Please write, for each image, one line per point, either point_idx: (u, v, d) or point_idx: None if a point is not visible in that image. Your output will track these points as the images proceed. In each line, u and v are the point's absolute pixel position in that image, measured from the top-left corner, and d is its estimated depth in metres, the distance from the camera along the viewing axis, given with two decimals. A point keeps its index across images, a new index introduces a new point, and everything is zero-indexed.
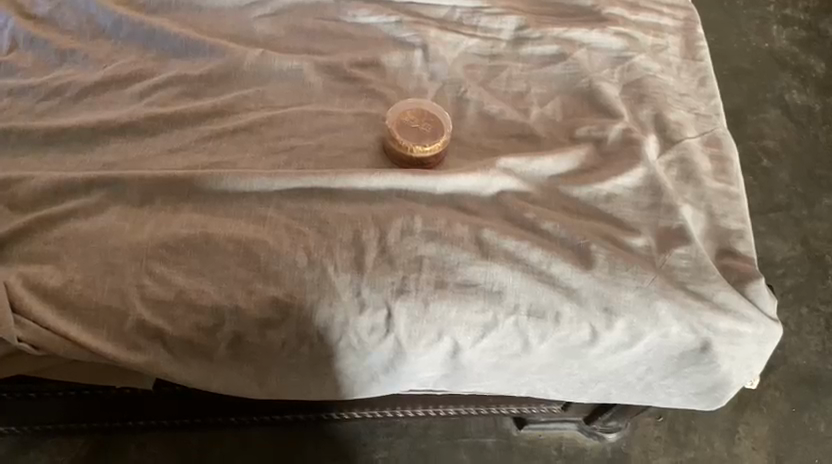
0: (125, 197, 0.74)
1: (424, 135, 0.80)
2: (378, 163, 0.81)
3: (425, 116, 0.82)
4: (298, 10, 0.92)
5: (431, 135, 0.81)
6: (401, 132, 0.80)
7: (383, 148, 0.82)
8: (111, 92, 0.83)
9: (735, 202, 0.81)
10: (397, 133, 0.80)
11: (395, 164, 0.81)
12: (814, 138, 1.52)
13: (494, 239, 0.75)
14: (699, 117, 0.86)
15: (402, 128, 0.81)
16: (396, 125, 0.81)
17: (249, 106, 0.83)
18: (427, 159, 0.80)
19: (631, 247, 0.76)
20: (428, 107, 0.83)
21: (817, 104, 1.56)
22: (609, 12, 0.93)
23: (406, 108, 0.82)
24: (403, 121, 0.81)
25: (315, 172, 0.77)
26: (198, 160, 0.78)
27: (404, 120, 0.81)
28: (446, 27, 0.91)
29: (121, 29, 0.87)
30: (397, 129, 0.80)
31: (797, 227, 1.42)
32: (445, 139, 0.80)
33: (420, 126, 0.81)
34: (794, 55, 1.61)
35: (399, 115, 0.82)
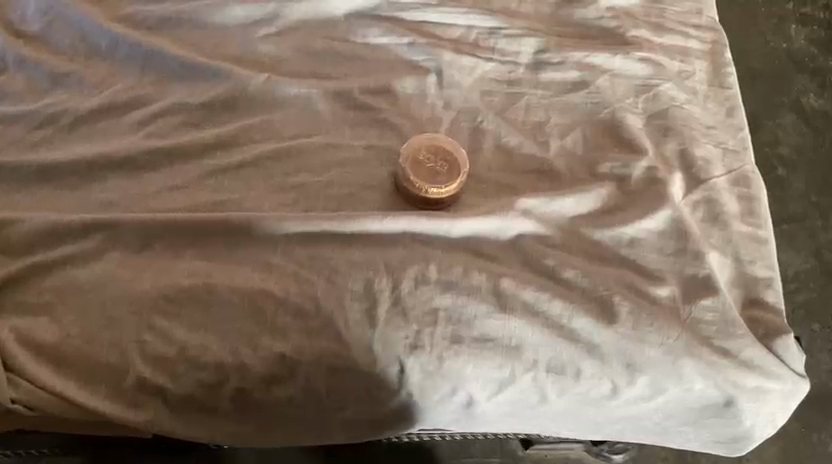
0: (123, 241, 0.70)
1: (440, 174, 0.77)
2: (391, 201, 0.77)
3: (441, 153, 0.78)
4: (306, 28, 0.86)
5: (447, 173, 0.77)
6: (416, 171, 0.76)
7: (395, 184, 0.78)
8: (107, 121, 0.78)
9: (763, 247, 0.77)
10: (411, 172, 0.76)
11: (408, 203, 0.77)
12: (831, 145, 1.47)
13: (513, 289, 0.71)
14: (727, 152, 0.82)
15: (416, 166, 0.77)
16: (410, 164, 0.77)
17: (255, 137, 0.79)
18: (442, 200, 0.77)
19: (656, 298, 0.72)
20: (443, 142, 0.78)
21: None
22: (634, 34, 0.88)
23: (420, 143, 0.78)
24: (417, 160, 0.77)
25: (326, 215, 0.73)
26: (201, 198, 0.74)
27: (418, 157, 0.77)
28: (462, 49, 0.86)
29: (117, 49, 0.82)
30: (411, 168, 0.77)
31: (811, 239, 1.38)
32: (461, 180, 0.77)
33: (436, 165, 0.77)
34: (812, 56, 1.54)
35: (413, 152, 0.78)
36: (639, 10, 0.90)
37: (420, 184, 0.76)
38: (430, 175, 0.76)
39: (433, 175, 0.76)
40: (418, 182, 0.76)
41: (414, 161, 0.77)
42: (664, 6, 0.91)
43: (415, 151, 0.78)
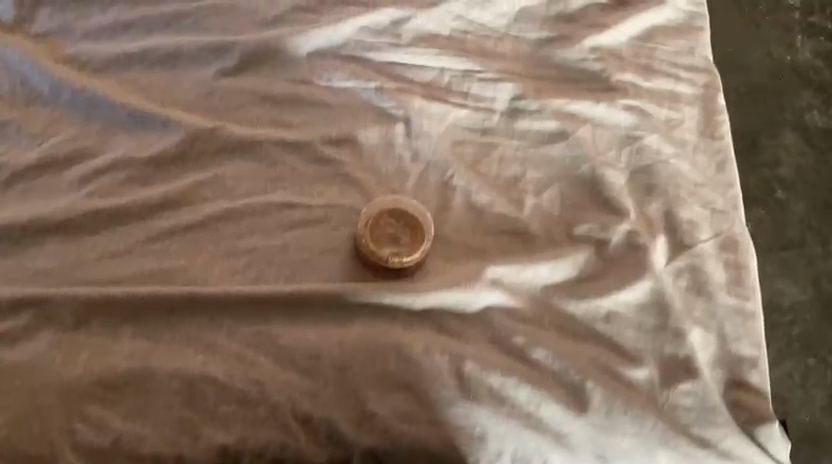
0: (57, 318, 0.65)
1: (402, 243, 0.71)
2: (350, 268, 0.71)
3: (405, 217, 0.72)
4: (266, 69, 0.80)
5: (410, 242, 0.71)
6: (377, 238, 0.71)
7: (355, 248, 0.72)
8: (46, 177, 0.72)
9: (751, 322, 0.72)
10: (371, 239, 0.71)
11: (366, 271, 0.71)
12: None
13: (477, 373, 0.66)
14: (715, 213, 0.76)
15: (376, 232, 0.71)
16: (371, 228, 0.71)
17: (206, 195, 0.73)
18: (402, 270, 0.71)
19: (633, 381, 0.68)
20: (408, 204, 0.73)
21: None
22: (620, 79, 0.81)
23: (384, 205, 0.72)
24: (380, 224, 0.72)
25: (276, 287, 0.67)
26: (144, 266, 0.69)
27: (380, 221, 0.72)
28: (433, 94, 0.80)
29: (60, 95, 0.76)
30: (372, 233, 0.71)
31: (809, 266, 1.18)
32: (423, 248, 0.71)
33: (399, 231, 0.72)
34: None
35: (375, 214, 0.72)
36: (627, 49, 0.84)
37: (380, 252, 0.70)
38: (392, 243, 0.71)
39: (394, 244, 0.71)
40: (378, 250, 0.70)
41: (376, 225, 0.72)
42: (654, 45, 0.84)
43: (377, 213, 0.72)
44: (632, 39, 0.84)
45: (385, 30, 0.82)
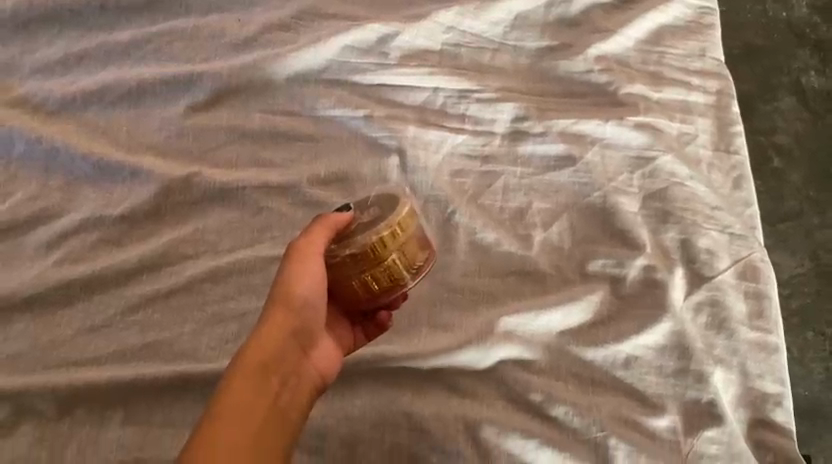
0: (37, 410, 0.60)
1: (386, 200, 0.62)
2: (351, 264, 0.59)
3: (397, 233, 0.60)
4: (243, 102, 0.73)
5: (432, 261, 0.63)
6: (401, 239, 0.60)
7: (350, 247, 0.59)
8: (6, 245, 0.65)
9: (773, 356, 0.68)
10: (374, 232, 0.59)
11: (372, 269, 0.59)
12: (787, 160, 1.32)
13: (496, 439, 0.62)
14: (733, 238, 0.72)
15: (396, 223, 0.60)
16: (393, 219, 0.60)
17: (187, 251, 0.67)
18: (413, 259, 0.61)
19: (657, 432, 0.65)
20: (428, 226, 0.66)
21: (792, 123, 1.34)
22: (628, 92, 0.75)
23: (386, 197, 0.62)
24: (392, 211, 0.61)
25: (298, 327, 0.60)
26: (127, 341, 0.63)
27: (393, 205, 0.61)
28: (427, 119, 0.74)
29: (14, 145, 0.68)
30: (389, 227, 0.59)
31: None
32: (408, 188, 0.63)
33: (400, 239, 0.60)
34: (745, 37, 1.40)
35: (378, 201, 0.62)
36: (634, 55, 0.77)
37: (391, 273, 0.60)
38: (405, 258, 0.60)
39: (412, 251, 0.61)
40: (385, 266, 0.59)
41: (337, 218, 0.61)
42: (663, 49, 0.78)
43: (384, 207, 0.61)
44: (639, 43, 0.78)
45: (371, 48, 0.75)
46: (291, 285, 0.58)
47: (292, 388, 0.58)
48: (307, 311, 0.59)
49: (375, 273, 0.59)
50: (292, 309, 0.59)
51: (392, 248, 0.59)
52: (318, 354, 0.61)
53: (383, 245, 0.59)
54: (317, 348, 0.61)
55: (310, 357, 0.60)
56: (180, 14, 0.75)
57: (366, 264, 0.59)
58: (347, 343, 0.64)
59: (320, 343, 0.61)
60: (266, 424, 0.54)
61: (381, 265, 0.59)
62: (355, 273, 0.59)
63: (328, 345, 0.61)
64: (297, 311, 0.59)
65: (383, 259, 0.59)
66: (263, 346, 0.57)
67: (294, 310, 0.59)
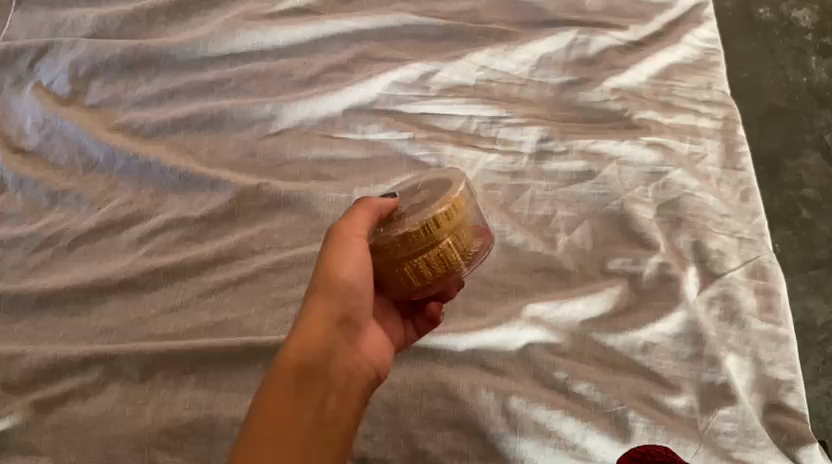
0: (124, 372, 0.70)
1: (437, 186, 0.70)
2: (409, 246, 0.66)
3: (451, 214, 0.67)
4: (305, 128, 0.85)
5: (481, 246, 0.71)
6: (453, 219, 0.67)
7: (406, 229, 0.66)
8: (104, 240, 0.78)
9: (784, 346, 0.74)
10: (428, 213, 0.67)
11: (429, 250, 0.66)
12: (817, 211, 1.36)
13: (523, 409, 0.68)
14: (742, 242, 0.79)
15: (449, 205, 0.67)
16: (445, 200, 0.67)
17: (255, 247, 0.77)
18: (463, 241, 0.68)
19: (674, 410, 0.70)
20: (481, 211, 0.74)
21: (819, 177, 1.39)
22: (641, 117, 0.85)
23: (436, 184, 0.70)
24: (443, 194, 0.68)
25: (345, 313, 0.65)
26: (202, 319, 0.73)
27: (445, 190, 0.69)
28: (463, 140, 0.85)
29: (114, 161, 0.81)
30: (443, 209, 0.67)
31: None
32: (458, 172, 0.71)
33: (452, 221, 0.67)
34: (771, 99, 1.46)
35: (427, 188, 0.70)
36: (646, 88, 0.88)
37: (443, 253, 0.67)
38: (456, 240, 0.67)
39: (463, 234, 0.68)
40: (439, 246, 0.66)
41: (383, 203, 0.68)
42: (672, 82, 0.89)
43: (434, 191, 0.69)
44: (650, 78, 0.89)
45: (414, 83, 0.87)
46: (335, 270, 0.65)
47: (342, 378, 0.63)
48: (351, 298, 0.65)
49: (429, 252, 0.66)
50: (336, 296, 0.64)
51: (446, 228, 0.66)
52: (364, 346, 0.66)
53: (438, 226, 0.66)
54: (362, 340, 0.66)
55: (358, 348, 0.66)
56: (255, 58, 0.89)
57: (420, 244, 0.66)
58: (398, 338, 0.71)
59: (364, 334, 0.67)
60: (324, 410, 0.59)
61: (435, 244, 0.66)
62: (410, 255, 0.66)
63: (371, 337, 0.68)
64: (342, 297, 0.65)
65: (438, 240, 0.66)
66: (311, 333, 0.62)
67: (337, 298, 0.65)
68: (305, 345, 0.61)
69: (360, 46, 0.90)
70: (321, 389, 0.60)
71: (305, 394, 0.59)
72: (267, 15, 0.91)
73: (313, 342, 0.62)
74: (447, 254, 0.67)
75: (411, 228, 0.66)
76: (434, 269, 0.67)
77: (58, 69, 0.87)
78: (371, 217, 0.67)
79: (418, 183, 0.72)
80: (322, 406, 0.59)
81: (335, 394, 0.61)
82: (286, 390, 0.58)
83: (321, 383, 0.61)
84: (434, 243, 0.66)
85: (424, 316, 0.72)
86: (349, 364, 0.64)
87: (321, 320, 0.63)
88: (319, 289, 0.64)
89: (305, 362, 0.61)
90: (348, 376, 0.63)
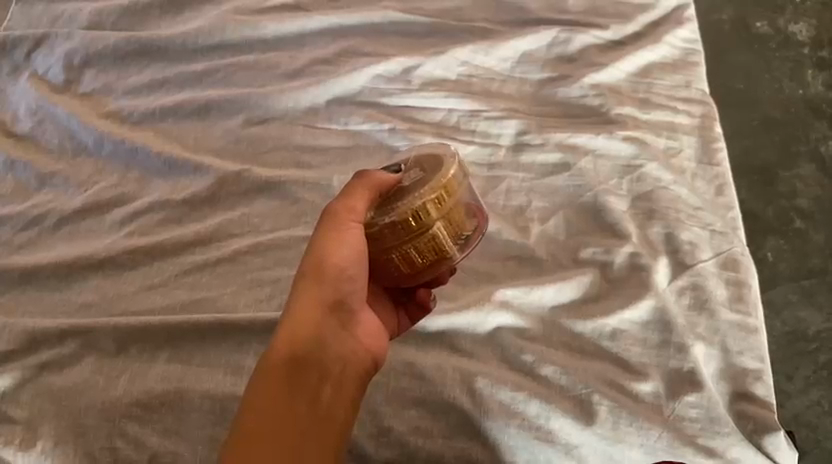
0: (100, 346, 0.71)
1: (429, 163, 0.70)
2: (400, 234, 0.67)
3: (442, 199, 0.67)
4: (290, 118, 0.87)
5: (472, 227, 0.72)
6: (444, 205, 0.67)
7: (397, 217, 0.67)
8: (89, 221, 0.80)
9: (753, 336, 0.74)
10: (418, 200, 0.67)
11: (420, 238, 0.67)
12: (811, 221, 1.36)
13: (488, 389, 0.69)
14: (715, 234, 0.80)
15: (439, 190, 0.67)
16: (435, 185, 0.68)
17: (234, 231, 0.79)
18: (454, 225, 0.69)
19: (639, 394, 0.70)
20: (472, 188, 0.74)
21: (813, 189, 1.39)
22: (618, 112, 0.86)
23: (428, 160, 0.70)
24: (434, 178, 0.68)
25: (339, 297, 0.66)
26: (178, 297, 0.75)
27: (436, 170, 0.69)
28: (443, 132, 0.86)
29: (103, 146, 0.84)
30: (433, 195, 0.67)
31: None
32: (451, 149, 0.71)
33: (443, 207, 0.68)
34: (768, 109, 1.46)
35: (418, 166, 0.70)
36: (624, 85, 0.89)
37: (433, 240, 0.68)
38: (447, 225, 0.68)
39: (453, 218, 0.69)
40: (429, 234, 0.67)
41: (379, 183, 0.68)
42: (651, 80, 0.90)
43: (426, 169, 0.70)
44: (629, 75, 0.90)
45: (397, 77, 0.89)
46: (325, 257, 0.65)
47: (337, 366, 0.63)
48: (344, 283, 0.66)
49: (420, 240, 0.67)
50: (328, 281, 0.65)
51: (436, 216, 0.67)
52: (361, 330, 0.66)
53: (428, 214, 0.67)
54: (358, 325, 0.66)
55: (354, 333, 0.66)
56: (244, 51, 0.92)
57: (410, 233, 0.67)
58: (392, 325, 0.72)
59: (360, 318, 0.67)
60: (316, 400, 0.60)
61: (426, 232, 0.67)
62: (400, 244, 0.67)
63: (369, 320, 0.67)
64: (333, 283, 0.65)
65: (428, 228, 0.67)
66: (303, 320, 0.63)
67: (327, 284, 0.65)
68: (297, 333, 0.62)
69: (346, 41, 0.92)
70: (315, 379, 0.61)
71: (297, 384, 0.60)
72: (258, 10, 0.94)
73: (305, 329, 0.63)
74: (438, 241, 0.68)
75: (400, 216, 0.67)
76: (425, 256, 0.69)
77: (53, 58, 0.90)
78: (366, 199, 0.68)
79: (409, 158, 0.72)
80: (315, 399, 0.60)
81: (329, 384, 0.61)
82: (275, 380, 0.60)
83: (314, 374, 0.61)
84: (424, 231, 0.67)
85: (414, 302, 0.74)
86: (344, 350, 0.64)
87: (313, 306, 0.64)
88: (312, 274, 0.66)
89: (297, 353, 0.61)
90: (344, 366, 0.63)
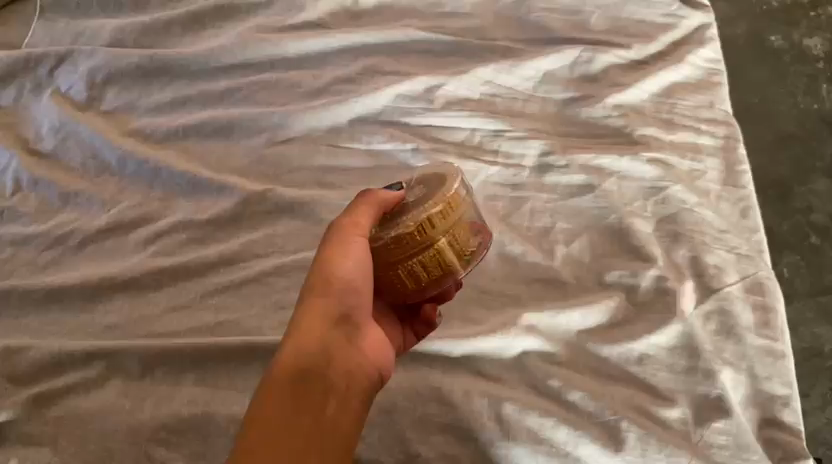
0: (126, 368, 0.71)
1: (433, 181, 0.71)
2: (406, 249, 0.67)
3: (447, 213, 0.68)
4: (312, 137, 0.87)
5: (479, 244, 0.71)
6: (449, 218, 0.68)
7: (402, 230, 0.67)
8: (113, 241, 0.80)
9: (780, 362, 0.74)
10: (422, 214, 0.67)
11: (426, 252, 0.67)
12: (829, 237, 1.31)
13: (515, 415, 0.69)
14: (741, 258, 0.79)
15: (444, 203, 0.68)
16: (440, 199, 0.68)
17: (258, 251, 0.79)
18: (461, 241, 0.69)
19: (667, 421, 0.70)
20: (478, 208, 0.74)
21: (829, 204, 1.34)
22: (642, 133, 0.86)
23: (432, 178, 0.72)
24: (438, 192, 0.69)
25: (345, 311, 0.64)
26: (204, 319, 0.74)
27: (440, 186, 0.70)
28: (466, 153, 0.86)
29: (126, 165, 0.84)
30: (438, 208, 0.68)
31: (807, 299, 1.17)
32: (453, 169, 0.73)
33: (448, 220, 0.68)
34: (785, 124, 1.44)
35: (422, 185, 0.71)
36: (648, 105, 0.89)
37: (439, 254, 0.68)
38: (452, 240, 0.68)
39: (460, 233, 0.69)
40: (434, 247, 0.67)
41: (384, 200, 0.68)
42: (674, 101, 0.90)
43: (430, 187, 0.71)
44: (652, 96, 0.90)
45: (419, 96, 0.89)
46: (332, 270, 0.64)
47: (344, 380, 0.60)
48: (352, 295, 0.64)
49: (425, 254, 0.67)
50: (334, 293, 0.64)
51: (441, 229, 0.67)
52: (366, 346, 0.64)
53: (433, 226, 0.67)
54: (363, 340, 0.64)
55: (360, 347, 0.63)
56: (266, 69, 0.92)
57: (415, 246, 0.67)
58: (398, 343, 0.71)
59: (366, 334, 0.65)
60: (325, 411, 0.57)
61: (430, 245, 0.67)
62: (405, 258, 0.67)
63: (374, 337, 0.65)
64: (338, 296, 0.64)
65: (433, 241, 0.67)
66: (309, 331, 0.61)
67: (333, 297, 0.64)
68: (304, 344, 0.60)
69: (368, 59, 0.92)
70: (324, 390, 0.58)
71: (306, 394, 0.57)
72: (279, 28, 0.94)
73: (312, 341, 0.61)
74: (444, 255, 0.68)
75: (405, 230, 0.67)
76: (430, 271, 0.68)
77: (76, 75, 0.90)
78: (373, 216, 0.68)
79: (412, 179, 0.73)
80: (323, 411, 0.57)
81: (337, 396, 0.59)
82: (282, 391, 0.57)
83: (321, 387, 0.58)
84: (429, 244, 0.67)
85: (421, 319, 0.73)
86: (351, 364, 0.62)
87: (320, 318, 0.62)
88: (316, 287, 0.64)
89: (303, 365, 0.59)
90: (351, 380, 0.61)
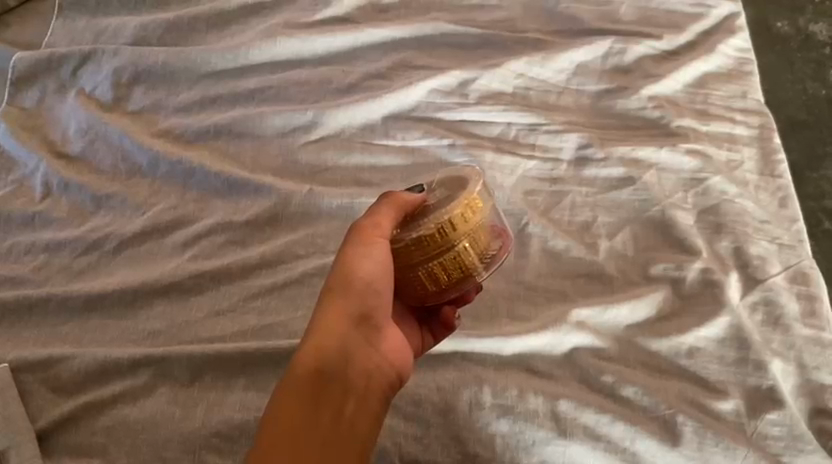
0: (173, 374, 0.70)
1: (454, 181, 0.69)
2: (425, 251, 0.65)
3: (467, 215, 0.66)
4: (347, 134, 0.86)
5: (498, 247, 0.69)
6: (470, 220, 0.66)
7: (420, 232, 0.65)
8: (150, 244, 0.78)
9: (829, 351, 0.73)
10: (444, 214, 0.65)
11: (445, 255, 0.65)
12: None
13: (571, 413, 0.68)
14: (782, 247, 0.79)
15: (464, 205, 0.66)
16: (460, 201, 0.66)
17: (299, 252, 0.77)
18: (480, 243, 0.67)
19: (720, 414, 0.70)
20: (497, 210, 0.72)
21: None
22: (679, 124, 0.86)
23: (453, 178, 0.69)
24: (460, 194, 0.67)
25: (368, 311, 0.62)
26: (249, 322, 0.73)
27: (460, 188, 0.67)
28: (503, 147, 0.85)
29: (158, 166, 0.82)
30: (459, 210, 0.65)
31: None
32: (473, 169, 0.70)
33: (468, 223, 0.66)
34: None
35: (443, 186, 0.69)
36: (682, 96, 0.89)
37: (459, 257, 0.66)
38: (471, 242, 0.66)
39: (479, 235, 0.67)
40: (454, 250, 0.65)
41: (406, 200, 0.66)
42: (708, 91, 0.90)
43: (452, 188, 0.68)
44: (684, 86, 0.90)
45: (452, 91, 0.88)
46: (352, 270, 0.62)
47: (363, 380, 0.59)
48: (372, 296, 0.62)
49: (446, 257, 0.65)
50: (355, 294, 0.62)
51: (461, 231, 0.65)
52: (387, 345, 0.62)
53: (453, 228, 0.65)
54: (384, 340, 0.62)
55: (381, 347, 0.62)
56: (296, 66, 0.90)
57: (435, 248, 0.65)
58: (416, 344, 0.70)
59: (387, 334, 0.63)
60: (339, 416, 0.56)
61: (450, 247, 0.65)
62: (425, 261, 0.65)
63: (396, 336, 0.63)
64: (359, 296, 0.62)
65: (453, 244, 0.65)
66: (327, 332, 0.60)
67: (352, 295, 0.62)
68: (321, 346, 0.59)
69: (398, 54, 0.91)
70: (340, 393, 0.57)
71: (320, 399, 0.57)
72: (307, 23, 0.92)
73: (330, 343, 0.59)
74: (464, 258, 0.66)
75: (425, 231, 0.65)
76: (451, 274, 0.66)
77: (102, 75, 0.89)
78: (395, 217, 0.65)
79: (435, 180, 0.71)
80: (339, 415, 0.56)
81: (354, 399, 0.58)
82: (296, 394, 0.56)
83: (338, 388, 0.58)
84: (449, 246, 0.65)
85: (439, 321, 0.72)
86: (370, 365, 0.60)
87: (338, 319, 0.60)
88: (336, 285, 0.62)
89: (321, 367, 0.58)
90: (370, 382, 0.59)
